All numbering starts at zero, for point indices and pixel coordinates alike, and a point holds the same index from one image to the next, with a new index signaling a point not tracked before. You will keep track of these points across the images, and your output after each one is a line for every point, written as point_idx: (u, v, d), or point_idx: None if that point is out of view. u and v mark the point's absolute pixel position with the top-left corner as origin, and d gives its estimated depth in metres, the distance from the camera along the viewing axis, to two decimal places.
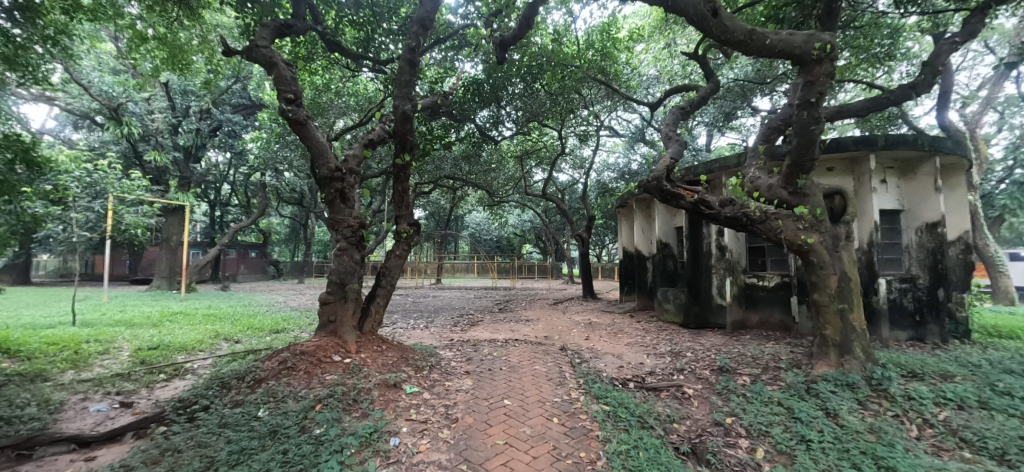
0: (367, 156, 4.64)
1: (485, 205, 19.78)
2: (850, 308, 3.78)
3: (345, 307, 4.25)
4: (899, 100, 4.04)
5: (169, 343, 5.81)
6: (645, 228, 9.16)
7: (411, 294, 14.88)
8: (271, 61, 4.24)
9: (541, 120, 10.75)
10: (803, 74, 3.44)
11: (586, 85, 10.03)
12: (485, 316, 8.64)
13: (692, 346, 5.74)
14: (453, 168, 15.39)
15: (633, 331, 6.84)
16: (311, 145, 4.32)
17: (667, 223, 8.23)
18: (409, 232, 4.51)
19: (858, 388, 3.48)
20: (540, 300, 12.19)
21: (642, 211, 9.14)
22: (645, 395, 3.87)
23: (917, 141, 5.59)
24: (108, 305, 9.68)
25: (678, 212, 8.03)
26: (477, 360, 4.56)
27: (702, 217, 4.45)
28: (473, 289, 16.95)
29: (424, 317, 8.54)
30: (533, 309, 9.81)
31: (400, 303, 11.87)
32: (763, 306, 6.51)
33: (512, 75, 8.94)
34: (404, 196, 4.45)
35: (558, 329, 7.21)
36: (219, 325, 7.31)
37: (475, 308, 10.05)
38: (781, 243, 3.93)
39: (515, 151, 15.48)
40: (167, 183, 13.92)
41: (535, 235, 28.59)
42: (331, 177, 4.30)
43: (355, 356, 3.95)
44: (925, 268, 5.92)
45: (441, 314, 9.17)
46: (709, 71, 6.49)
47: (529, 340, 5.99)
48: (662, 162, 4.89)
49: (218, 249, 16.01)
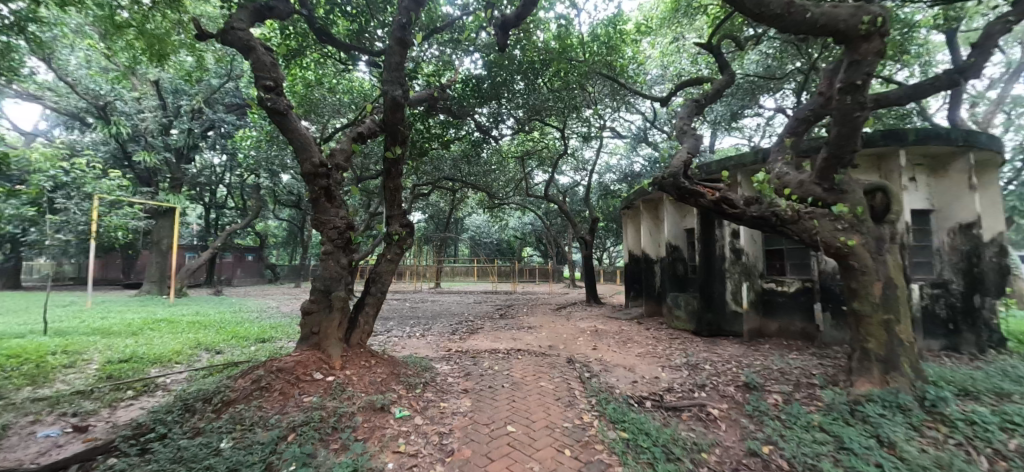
0: (356, 150, 4.22)
1: (485, 207, 19.39)
2: (896, 319, 3.35)
3: (331, 317, 3.83)
4: (946, 86, 3.63)
5: (144, 355, 5.38)
6: (653, 231, 8.73)
7: (409, 298, 14.42)
8: (249, 45, 3.84)
9: (543, 119, 10.37)
10: (847, 54, 3.03)
11: (590, 82, 9.64)
12: (486, 323, 8.20)
13: (710, 356, 5.30)
14: (452, 169, 15.02)
15: (643, 339, 6.42)
16: (292, 136, 3.89)
17: (677, 225, 7.81)
18: (402, 234, 4.08)
19: (910, 411, 3.05)
20: (543, 305, 11.74)
21: (649, 212, 8.73)
22: (665, 417, 3.43)
23: (950, 135, 5.17)
24: (91, 312, 9.25)
25: (688, 213, 7.63)
26: (477, 375, 4.13)
27: (724, 216, 4.03)
28: (473, 294, 16.51)
29: (421, 324, 8.11)
30: (536, 316, 9.38)
31: (397, 308, 11.44)
32: (783, 313, 6.10)
33: (513, 71, 8.57)
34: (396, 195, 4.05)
35: (564, 337, 6.78)
36: (203, 333, 6.88)
37: (475, 314, 9.63)
38: (815, 246, 3.52)
39: (516, 153, 15.07)
40: (157, 184, 13.52)
41: (536, 237, 28.21)
42: (315, 173, 3.88)
43: (339, 373, 3.52)
44: (958, 272, 5.48)
45: (439, 320, 8.76)
46: (724, 62, 6.08)
47: (533, 351, 5.57)
48: (679, 158, 4.47)
49: (211, 253, 15.59)
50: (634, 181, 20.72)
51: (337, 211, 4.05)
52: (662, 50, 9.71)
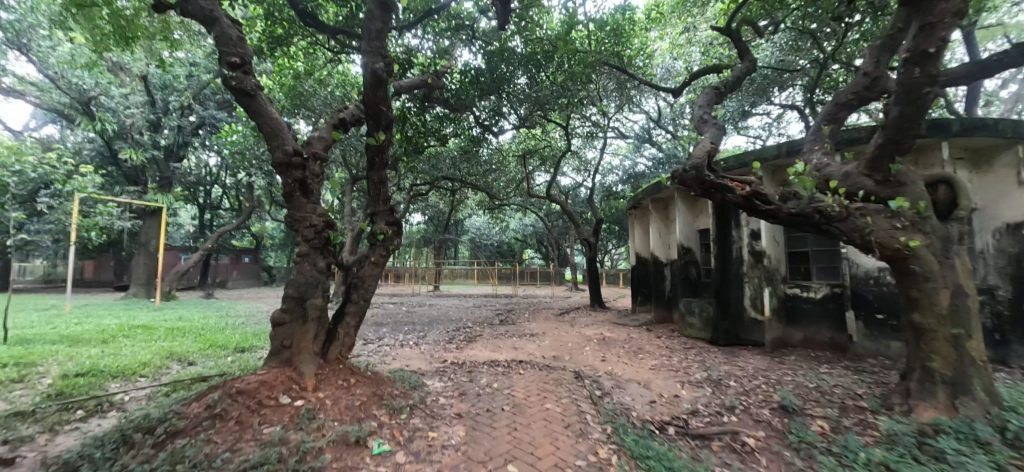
0: (337, 139, 3.72)
1: (485, 208, 18.93)
2: (967, 335, 2.84)
3: (305, 329, 3.33)
4: (1015, 62, 3.13)
5: (106, 366, 4.88)
6: (663, 232, 8.20)
7: (407, 302, 13.88)
8: (212, 15, 3.36)
9: (546, 115, 9.90)
10: (915, 17, 2.56)
11: (596, 75, 9.19)
12: (486, 330, 7.67)
13: (732, 370, 4.78)
14: (452, 168, 14.56)
15: (656, 349, 5.89)
16: (262, 121, 3.40)
17: (689, 226, 7.30)
18: (388, 234, 3.58)
19: (994, 446, 2.52)
20: (545, 310, 11.20)
21: (658, 212, 8.22)
22: (695, 449, 2.91)
23: (999, 126, 4.67)
24: (67, 317, 8.74)
25: (701, 213, 7.14)
26: (473, 395, 3.60)
27: (756, 214, 3.54)
28: (472, 297, 15.96)
29: (416, 331, 7.59)
30: (539, 321, 8.85)
31: (392, 313, 10.92)
32: (808, 322, 5.59)
33: (514, 64, 8.12)
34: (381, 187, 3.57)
35: (568, 346, 6.26)
36: (179, 341, 6.37)
37: (474, 320, 9.11)
38: (868, 248, 3.02)
39: (518, 151, 14.57)
40: (145, 183, 13.03)
41: (537, 239, 27.70)
42: (289, 163, 3.40)
43: (311, 396, 3.01)
44: (1005, 277, 4.95)
45: (435, 327, 8.25)
46: (743, 47, 5.60)
47: (535, 363, 5.05)
48: (702, 149, 3.96)
49: (202, 254, 15.09)
50: (638, 182, 20.22)
51: (314, 207, 3.55)
52: (671, 42, 9.29)
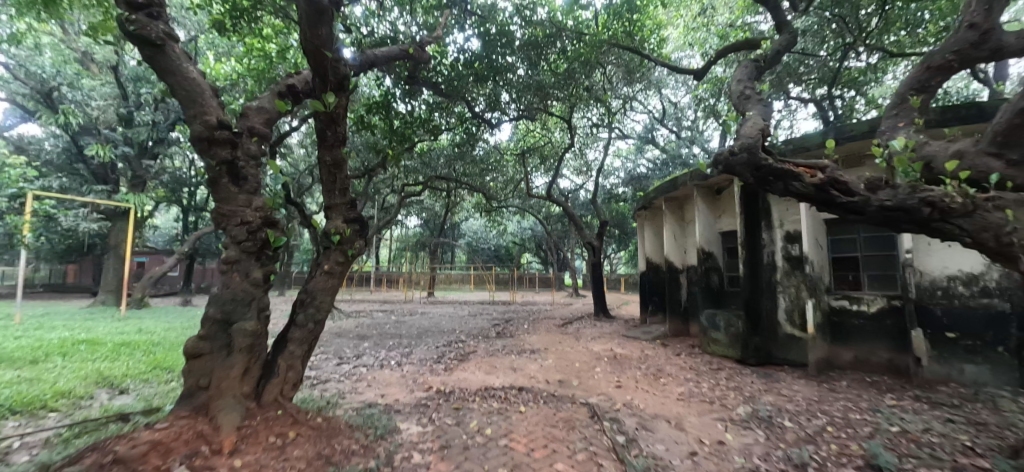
0: (280, 110, 2.85)
1: (482, 210, 18.12)
2: None
3: (227, 363, 2.45)
4: None
5: (10, 396, 3.96)
6: (678, 235, 7.32)
7: (397, 311, 12.94)
8: None
9: (548, 109, 9.07)
10: None
11: (603, 62, 8.39)
12: (481, 345, 6.75)
13: (779, 401, 3.91)
14: (446, 168, 13.71)
15: (679, 372, 5.01)
16: (174, 83, 2.54)
17: (710, 227, 6.44)
18: (346, 232, 2.69)
19: None
20: (545, 319, 10.32)
21: (673, 213, 7.37)
22: None
23: None
24: (10, 328, 7.79)
25: (725, 214, 6.32)
26: (457, 450, 2.70)
27: (831, 208, 2.67)
28: (468, 304, 15.05)
29: (401, 347, 6.69)
30: (539, 334, 7.95)
31: (379, 323, 10.02)
32: (860, 339, 4.73)
33: (513, 51, 7.31)
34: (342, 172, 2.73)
35: (576, 366, 5.38)
36: (122, 361, 5.45)
37: (468, 332, 8.24)
38: (1007, 253, 2.09)
39: (516, 150, 13.72)
40: (115, 182, 12.11)
41: (536, 243, 26.89)
42: (212, 138, 2.53)
43: (223, 464, 2.08)
44: None
45: (424, 340, 7.36)
46: (780, 18, 4.78)
47: (538, 393, 4.16)
48: (753, 127, 3.11)
49: (179, 258, 14.13)
50: (640, 183, 19.43)
51: (249, 200, 2.69)
52: (686, 24, 8.48)
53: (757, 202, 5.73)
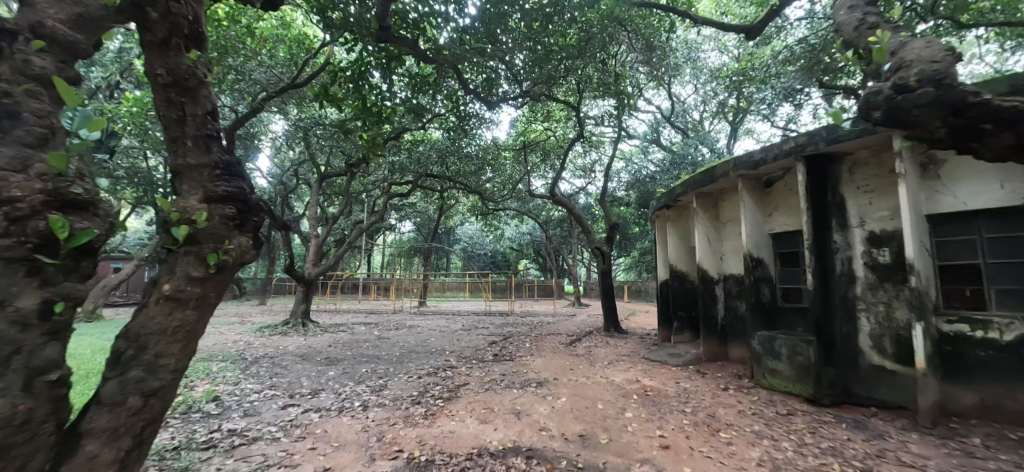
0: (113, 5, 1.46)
1: (478, 213, 16.88)
2: None
3: None
4: None
5: None
6: (713, 237, 6.07)
7: (382, 323, 11.62)
8: None
9: (552, 91, 7.83)
10: None
11: (619, 33, 7.13)
12: (474, 374, 5.42)
13: None
14: (438, 167, 12.44)
15: (744, 421, 3.70)
16: None
17: (759, 229, 5.20)
18: (203, 219, 1.36)
19: None
20: (549, 335, 9.01)
21: (706, 210, 6.11)
22: None
23: None
24: None
25: (779, 210, 5.10)
26: None
27: None
28: (462, 316, 13.74)
29: (374, 375, 5.36)
30: (544, 356, 6.63)
31: (358, 340, 8.68)
32: (987, 378, 3.48)
33: (518, 18, 6.01)
34: (212, 106, 1.46)
35: (597, 408, 4.07)
36: None
37: (459, 353, 6.93)
38: None
39: (515, 147, 12.52)
40: None
41: (535, 248, 25.65)
42: None
43: None
44: None
45: (405, 365, 6.03)
46: None
47: (553, 466, 2.84)
48: (927, 47, 1.98)
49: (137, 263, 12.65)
50: (647, 186, 18.25)
51: (18, 159, 1.18)
52: None
53: (826, 195, 4.54)
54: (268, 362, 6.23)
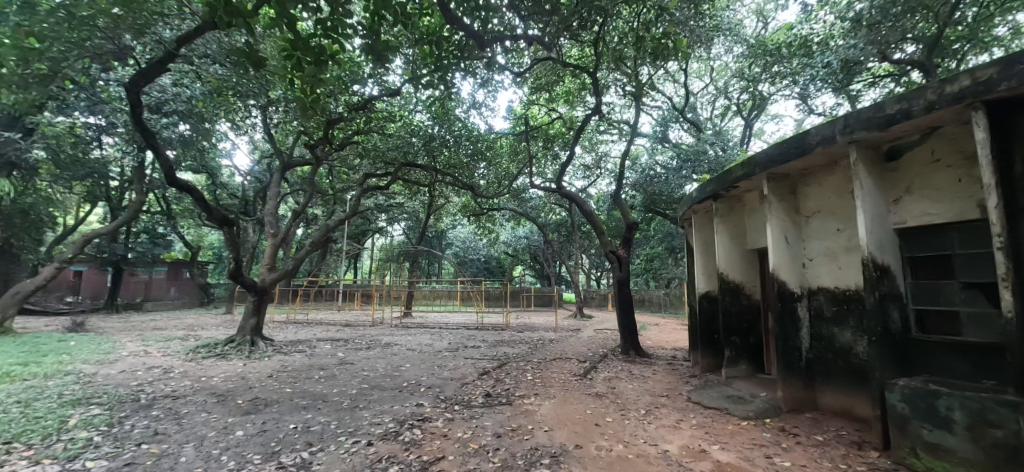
0: None
1: (471, 212, 15.20)
2: None
3: None
4: None
5: None
6: (792, 236, 4.34)
7: (353, 340, 9.72)
8: None
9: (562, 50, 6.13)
10: None
11: None
12: (454, 436, 3.61)
13: None
14: (425, 157, 10.72)
15: None
16: None
17: (881, 221, 3.48)
18: None
19: None
20: (554, 360, 7.21)
21: (782, 199, 4.38)
22: None
23: None
24: None
25: (912, 194, 3.40)
26: None
27: None
28: (451, 331, 11.92)
29: (304, 438, 3.53)
30: (554, 397, 4.84)
31: (316, 366, 6.86)
32: None
33: None
34: None
35: None
36: None
37: (440, 390, 5.14)
38: None
39: (513, 134, 10.88)
40: None
41: (532, 254, 23.97)
42: None
43: None
44: None
45: (360, 414, 4.22)
46: None
47: None
48: None
49: (61, 265, 10.62)
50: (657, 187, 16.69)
51: None
52: None
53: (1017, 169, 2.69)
54: (167, 408, 4.39)
